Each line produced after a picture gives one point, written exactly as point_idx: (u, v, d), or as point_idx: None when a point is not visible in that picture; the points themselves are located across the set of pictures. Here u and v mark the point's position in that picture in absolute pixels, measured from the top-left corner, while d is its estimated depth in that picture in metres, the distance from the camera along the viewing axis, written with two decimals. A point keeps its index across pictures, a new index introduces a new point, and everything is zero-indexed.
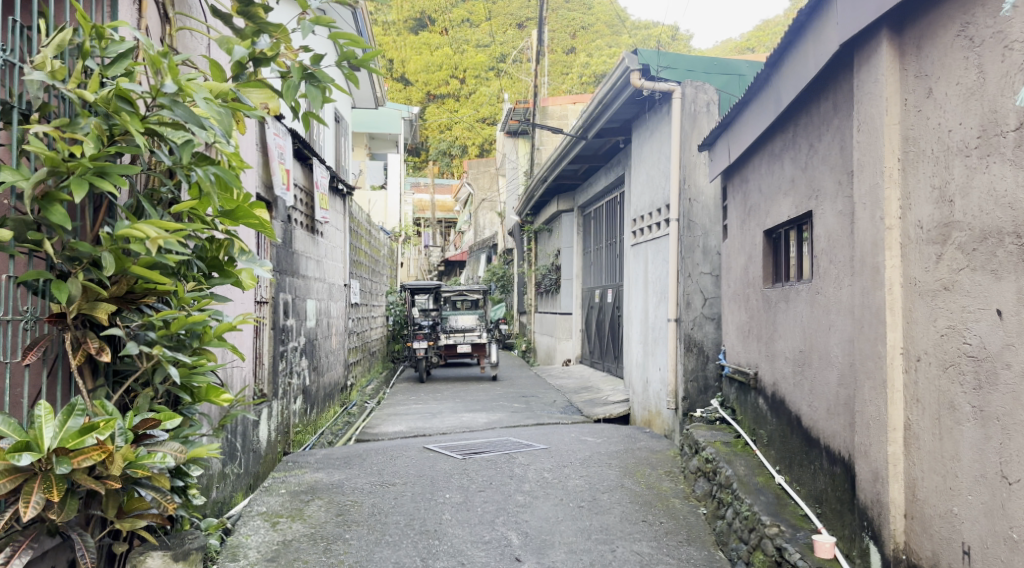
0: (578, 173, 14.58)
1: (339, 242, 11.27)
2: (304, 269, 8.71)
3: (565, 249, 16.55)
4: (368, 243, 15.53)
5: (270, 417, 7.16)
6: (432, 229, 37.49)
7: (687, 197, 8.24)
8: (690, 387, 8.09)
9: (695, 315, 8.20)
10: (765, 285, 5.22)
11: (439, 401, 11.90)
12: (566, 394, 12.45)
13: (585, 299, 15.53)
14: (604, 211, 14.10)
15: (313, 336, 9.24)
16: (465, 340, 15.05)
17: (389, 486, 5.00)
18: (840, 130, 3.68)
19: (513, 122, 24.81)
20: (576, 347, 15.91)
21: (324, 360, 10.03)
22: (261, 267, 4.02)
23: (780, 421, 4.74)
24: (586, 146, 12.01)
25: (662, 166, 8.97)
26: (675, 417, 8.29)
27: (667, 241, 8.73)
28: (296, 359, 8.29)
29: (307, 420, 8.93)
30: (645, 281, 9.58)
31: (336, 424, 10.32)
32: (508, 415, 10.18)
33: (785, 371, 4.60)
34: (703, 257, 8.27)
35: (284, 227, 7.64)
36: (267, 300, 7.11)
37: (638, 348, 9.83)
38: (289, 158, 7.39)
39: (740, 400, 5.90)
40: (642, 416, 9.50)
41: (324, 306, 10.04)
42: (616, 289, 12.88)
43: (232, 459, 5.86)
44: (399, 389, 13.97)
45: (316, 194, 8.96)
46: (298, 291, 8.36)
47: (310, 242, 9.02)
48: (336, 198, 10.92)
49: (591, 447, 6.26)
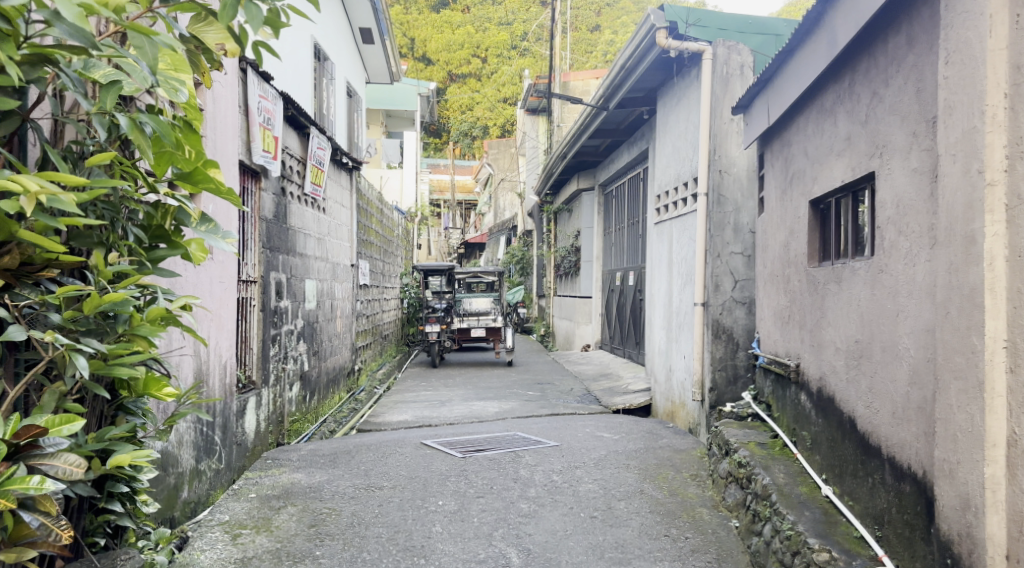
0: (598, 149, 13.84)
1: (344, 219, 10.70)
2: (302, 246, 8.16)
3: (585, 230, 15.83)
4: (379, 222, 14.91)
5: (260, 406, 6.61)
6: (452, 210, 36.86)
7: (717, 168, 7.53)
8: (718, 377, 7.45)
9: (724, 299, 7.51)
10: (809, 264, 4.53)
11: (450, 387, 11.29)
12: (584, 381, 11.79)
13: (606, 282, 14.84)
14: (626, 189, 13.36)
15: (313, 319, 8.69)
16: (480, 324, 14.44)
17: (374, 490, 4.39)
18: (917, 67, 2.97)
19: (534, 100, 24.06)
20: (595, 331, 15.24)
21: (326, 344, 9.46)
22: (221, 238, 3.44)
23: (827, 422, 4.07)
24: (606, 118, 11.31)
25: (689, 136, 8.26)
26: (702, 410, 7.63)
27: (694, 218, 8.02)
28: (292, 343, 7.73)
29: (305, 408, 8.37)
30: (669, 261, 8.87)
31: (339, 410, 9.78)
32: (521, 404, 9.54)
33: (836, 364, 3.93)
34: (734, 235, 7.56)
35: (275, 200, 7.09)
36: (257, 279, 6.57)
37: (661, 333, 9.16)
38: (278, 125, 6.90)
39: (778, 395, 5.21)
40: (664, 407, 8.84)
41: (326, 287, 9.46)
42: (637, 271, 12.17)
43: (208, 454, 5.32)
44: (411, 375, 13.41)
45: (313, 166, 8.41)
46: (295, 269, 7.82)
47: (308, 217, 8.49)
48: (339, 172, 10.34)
49: (607, 444, 5.61)
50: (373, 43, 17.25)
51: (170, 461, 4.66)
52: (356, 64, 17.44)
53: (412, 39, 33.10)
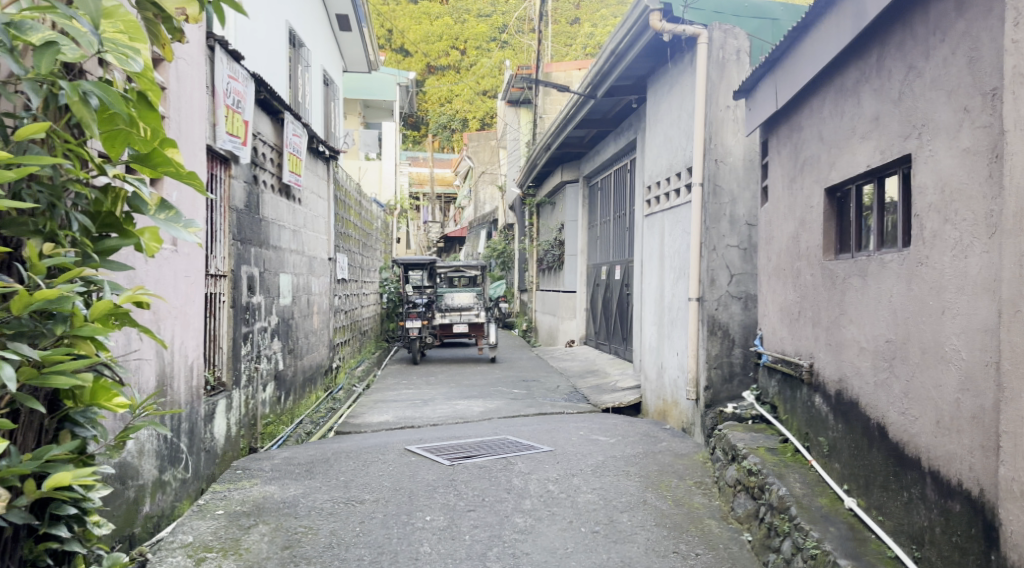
0: (583, 140, 13.51)
1: (321, 211, 10.27)
2: (276, 238, 7.75)
3: (569, 223, 15.50)
4: (358, 215, 14.44)
5: (231, 409, 6.19)
6: (431, 204, 36.37)
7: (713, 157, 7.22)
8: (713, 375, 7.17)
9: (720, 294, 7.22)
10: (824, 257, 4.23)
11: (432, 385, 10.91)
12: (570, 378, 11.48)
13: (591, 277, 14.52)
14: (612, 181, 13.04)
15: (288, 316, 8.27)
16: (462, 320, 14.06)
17: (355, 504, 4.00)
18: (968, 34, 2.66)
19: (515, 91, 23.66)
20: (580, 327, 14.91)
21: (302, 341, 9.03)
22: (182, 228, 3.02)
23: (849, 428, 3.77)
24: (593, 107, 10.99)
25: (682, 124, 7.95)
26: (696, 409, 7.34)
27: (688, 209, 7.72)
28: (265, 341, 7.31)
29: (280, 409, 7.95)
30: (660, 254, 8.57)
31: (316, 411, 9.35)
32: (506, 404, 9.19)
33: (860, 366, 3.62)
34: (730, 227, 7.27)
35: (247, 189, 6.68)
36: (227, 273, 6.17)
37: (651, 330, 8.86)
38: (249, 109, 6.50)
39: (785, 397, 4.91)
40: (655, 406, 8.54)
41: (303, 282, 9.04)
42: (624, 265, 11.87)
43: (174, 463, 4.91)
44: (391, 372, 13.01)
45: (289, 154, 7.99)
46: (269, 262, 7.41)
47: (283, 208, 8.08)
48: (316, 161, 9.90)
49: (604, 449, 5.28)
50: (350, 30, 16.75)
51: (130, 473, 4.24)
52: (333, 52, 16.95)
53: (391, 30, 32.52)
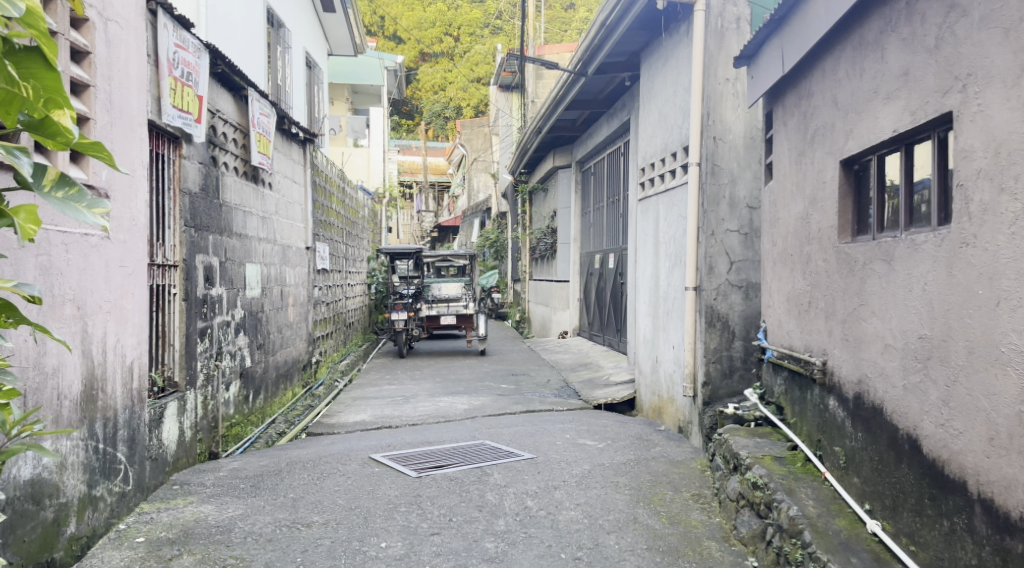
0: (576, 123, 12.93)
1: (296, 197, 9.72)
2: (241, 225, 7.21)
3: (562, 210, 14.93)
4: (341, 203, 13.87)
5: (184, 412, 5.66)
6: (424, 192, 35.76)
7: (711, 135, 6.68)
8: (711, 370, 6.66)
9: (719, 283, 6.70)
10: (839, 240, 3.72)
11: (417, 380, 10.39)
12: (561, 372, 10.97)
13: (584, 265, 13.98)
14: (606, 165, 12.47)
15: (256, 309, 7.72)
16: (450, 311, 13.50)
17: (300, 528, 3.47)
18: None
19: (507, 76, 23.03)
20: (573, 318, 14.39)
21: (275, 335, 8.50)
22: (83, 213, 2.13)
23: (870, 438, 3.25)
24: (584, 87, 10.42)
25: (677, 101, 7.41)
26: (694, 407, 6.83)
27: (684, 191, 7.18)
28: (228, 337, 6.77)
29: (248, 409, 7.44)
30: (654, 240, 8.03)
31: (291, 409, 8.84)
32: (493, 400, 8.67)
33: (884, 367, 3.10)
34: (730, 210, 6.74)
35: (202, 171, 6.15)
36: (179, 263, 5.65)
37: (645, 321, 8.33)
38: (202, 83, 5.95)
39: (792, 397, 4.39)
40: (649, 402, 8.03)
41: (274, 272, 8.49)
42: (618, 253, 11.33)
43: (110, 476, 4.37)
44: (376, 366, 12.49)
45: (256, 134, 7.45)
46: (231, 251, 6.89)
47: (251, 193, 7.56)
48: (290, 144, 9.33)
49: (591, 456, 4.75)
50: (333, 11, 16.12)
51: (47, 492, 3.70)
52: (315, 34, 16.33)
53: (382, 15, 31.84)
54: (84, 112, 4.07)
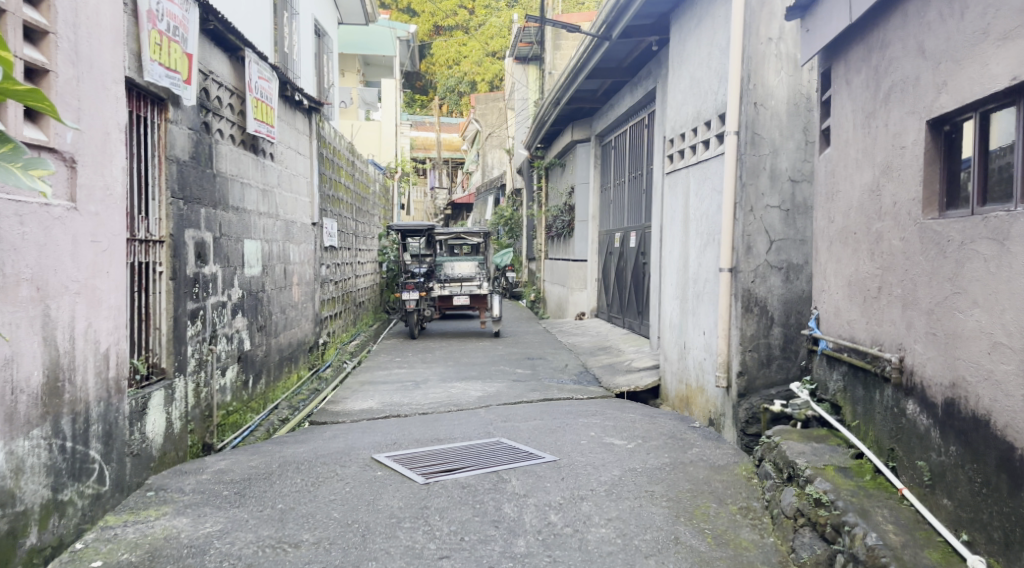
0: (596, 93, 12.30)
1: (301, 170, 9.21)
2: (238, 197, 6.72)
3: (580, 186, 14.34)
4: (350, 177, 13.33)
5: (173, 401, 5.20)
6: (436, 169, 35.12)
7: (751, 100, 6.13)
8: (748, 359, 6.12)
9: (757, 263, 6.14)
10: (924, 215, 3.13)
11: (428, 364, 9.91)
12: (580, 355, 10.46)
13: (603, 244, 13.42)
14: (627, 138, 11.86)
15: (257, 288, 7.24)
16: (462, 291, 12.93)
17: (287, 549, 2.98)
18: None
19: (524, 47, 22.30)
20: (591, 299, 13.86)
21: (278, 316, 8.02)
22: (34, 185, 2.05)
23: (966, 453, 2.70)
24: (606, 53, 9.81)
25: (711, 64, 6.82)
26: (727, 398, 6.29)
27: (718, 163, 6.59)
28: (224, 319, 6.29)
29: (247, 395, 6.97)
30: (684, 217, 7.44)
31: (296, 394, 8.39)
32: (508, 387, 8.16)
33: (991, 370, 2.54)
34: (770, 184, 6.18)
35: (193, 138, 5.65)
36: (166, 238, 5.16)
37: (672, 304, 7.78)
38: (192, 41, 5.41)
39: (854, 396, 3.84)
40: (676, 391, 7.50)
41: (276, 249, 7.99)
42: (640, 231, 10.76)
43: (80, 477, 3.89)
44: (386, 347, 12.02)
45: (254, 99, 6.95)
46: (227, 225, 6.39)
47: (249, 163, 7.07)
48: (293, 113, 8.80)
49: (620, 458, 4.23)
50: None
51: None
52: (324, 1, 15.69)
53: None
54: (42, 62, 3.56)
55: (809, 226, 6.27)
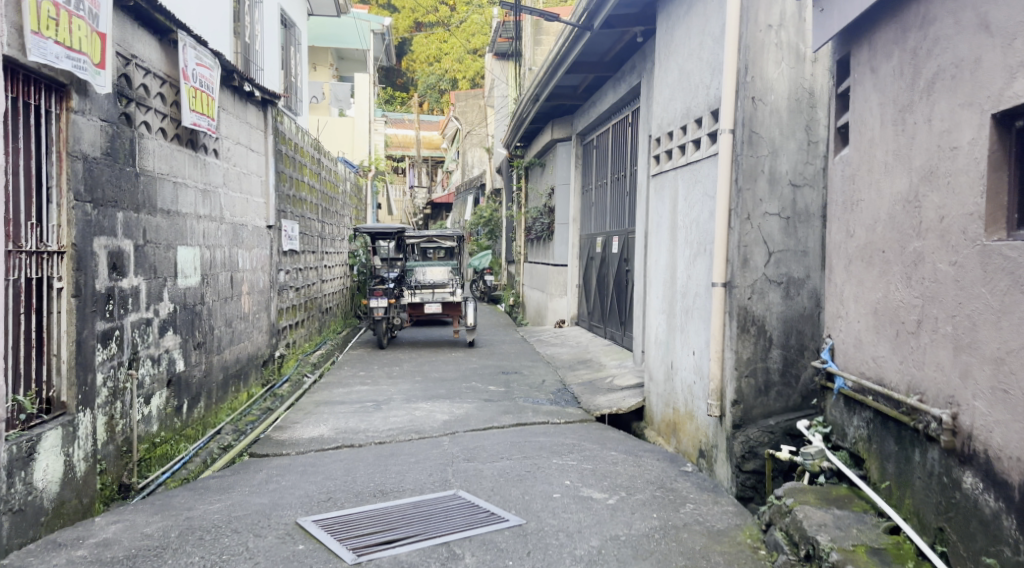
0: (577, 89, 11.60)
1: (253, 168, 8.42)
2: (169, 199, 5.95)
3: (560, 187, 13.63)
4: (316, 176, 12.54)
5: (76, 441, 4.41)
6: (415, 167, 34.30)
7: (748, 95, 5.45)
8: (744, 386, 5.45)
9: (754, 278, 5.48)
10: (987, 236, 2.48)
11: (394, 379, 9.16)
12: (558, 369, 9.77)
13: (584, 249, 12.73)
14: (609, 137, 11.18)
15: (194, 301, 6.47)
16: (434, 298, 12.14)
17: None
18: None
19: (503, 41, 21.58)
20: (570, 306, 13.19)
21: (222, 330, 7.25)
22: None
23: None
24: (587, 44, 9.12)
25: (703, 55, 6.13)
26: (720, 429, 5.61)
27: (710, 164, 5.91)
28: (148, 339, 5.52)
29: (180, 422, 6.20)
30: (671, 223, 6.75)
31: (245, 415, 7.62)
32: (478, 408, 7.46)
33: None
34: (769, 189, 5.51)
35: (107, 132, 4.86)
36: (67, 249, 4.37)
37: (657, 319, 7.09)
38: (106, 18, 4.55)
39: (885, 452, 3.16)
40: (661, 415, 6.82)
41: (221, 255, 7.22)
42: (622, 236, 10.08)
43: None
44: (353, 358, 11.27)
45: (190, 89, 6.18)
46: (154, 231, 5.62)
47: (185, 160, 6.30)
48: (243, 105, 8.01)
49: (599, 521, 3.58)
50: None
51: None
52: None
53: None
54: None
55: (810, 236, 5.62)
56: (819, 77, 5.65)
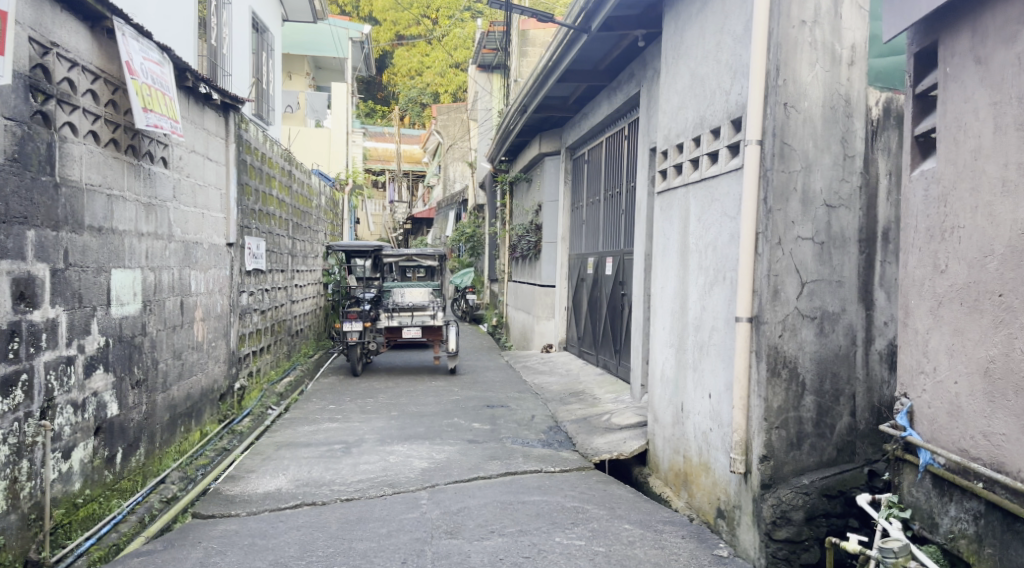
0: (567, 100, 10.88)
1: (211, 180, 7.55)
2: (103, 214, 5.09)
3: (547, 204, 12.87)
4: (287, 189, 11.67)
5: None
6: (396, 182, 33.47)
7: (780, 100, 4.71)
8: (774, 439, 4.68)
9: (785, 313, 4.73)
10: None
11: (368, 413, 8.31)
12: (548, 401, 8.98)
13: (574, 269, 11.96)
14: (603, 151, 10.45)
15: (132, 332, 5.59)
16: (413, 322, 11.25)
17: None
18: None
19: (487, 52, 20.93)
20: (558, 330, 12.40)
21: (169, 363, 6.36)
22: None
23: None
24: (582, 50, 8.38)
25: (721, 57, 5.40)
26: (745, 487, 4.83)
27: (732, 180, 5.15)
28: (69, 381, 4.62)
29: (112, 476, 5.26)
30: (681, 246, 5.98)
31: (197, 458, 6.73)
32: (461, 452, 6.63)
33: None
34: (802, 210, 4.78)
35: (15, 133, 4.01)
36: None
37: (663, 354, 6.30)
38: None
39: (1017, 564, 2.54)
40: (668, 462, 6.02)
41: (169, 278, 6.35)
42: (618, 257, 9.32)
43: None
44: (324, 387, 10.41)
45: (140, 84, 5.33)
46: (80, 253, 4.76)
47: (123, 169, 5.42)
48: (200, 109, 7.17)
49: None
50: None
51: None
52: None
53: None
54: None
55: (847, 264, 4.89)
56: (855, 81, 4.89)
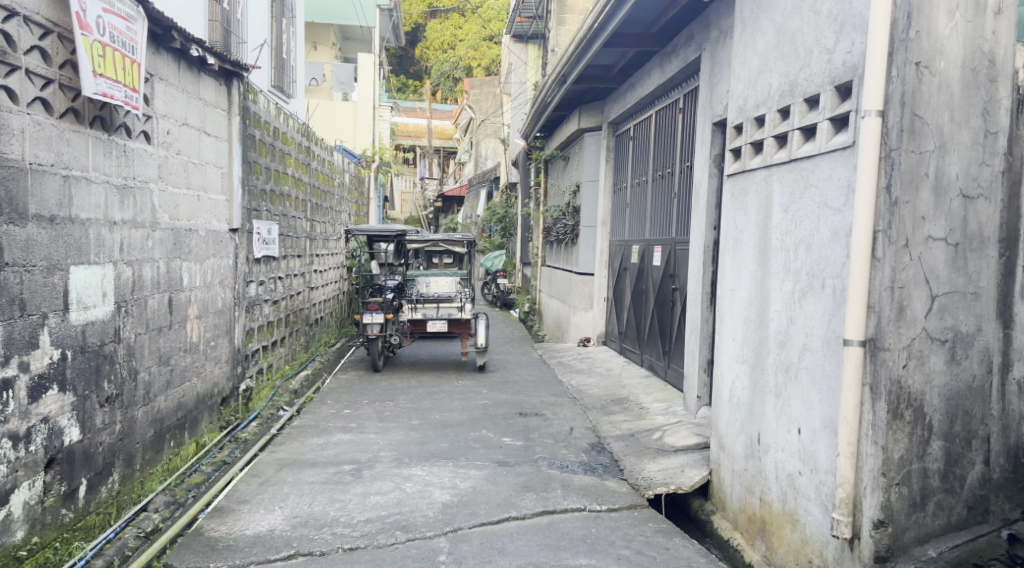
0: (613, 69, 9.72)
1: (209, 158, 6.63)
2: (57, 200, 4.18)
3: (586, 184, 11.76)
4: (305, 168, 10.74)
5: None
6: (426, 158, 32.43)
7: (912, 58, 3.57)
8: (892, 499, 3.64)
9: (910, 336, 3.65)
10: None
11: (387, 422, 7.41)
12: (589, 409, 7.98)
13: (615, 257, 10.88)
14: (652, 127, 9.30)
15: (101, 339, 4.69)
16: (439, 315, 10.27)
17: None
18: None
19: (522, 21, 19.66)
20: (598, 322, 11.37)
21: (152, 372, 5.48)
22: None
23: None
24: (634, 10, 7.24)
25: (822, 5, 4.26)
26: (850, 556, 3.80)
27: (839, 161, 4.03)
28: (6, 410, 3.73)
29: (75, 513, 4.35)
30: (761, 241, 4.90)
31: (191, 477, 5.87)
32: (491, 478, 5.67)
33: None
34: (935, 201, 3.67)
35: None
36: None
37: (733, 370, 5.23)
38: None
39: None
40: (739, 502, 5.00)
41: (152, 272, 5.45)
42: (669, 247, 8.24)
43: None
44: (342, 385, 9.55)
45: (92, 43, 4.30)
46: (22, 249, 3.86)
47: (87, 144, 4.48)
48: (194, 77, 6.23)
49: None
50: None
51: None
52: None
53: None
54: None
55: (985, 271, 3.80)
56: (1003, 35, 3.76)
